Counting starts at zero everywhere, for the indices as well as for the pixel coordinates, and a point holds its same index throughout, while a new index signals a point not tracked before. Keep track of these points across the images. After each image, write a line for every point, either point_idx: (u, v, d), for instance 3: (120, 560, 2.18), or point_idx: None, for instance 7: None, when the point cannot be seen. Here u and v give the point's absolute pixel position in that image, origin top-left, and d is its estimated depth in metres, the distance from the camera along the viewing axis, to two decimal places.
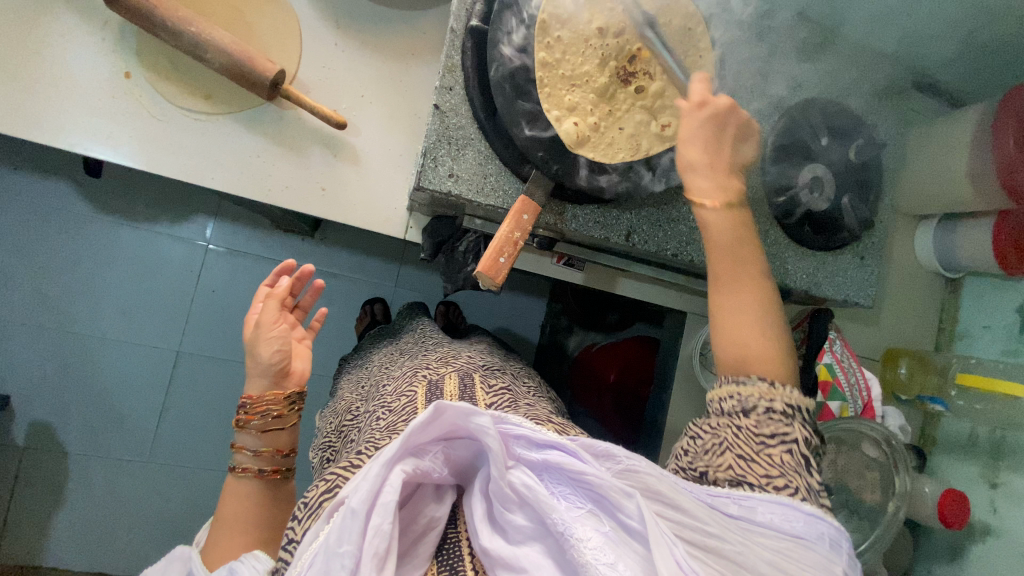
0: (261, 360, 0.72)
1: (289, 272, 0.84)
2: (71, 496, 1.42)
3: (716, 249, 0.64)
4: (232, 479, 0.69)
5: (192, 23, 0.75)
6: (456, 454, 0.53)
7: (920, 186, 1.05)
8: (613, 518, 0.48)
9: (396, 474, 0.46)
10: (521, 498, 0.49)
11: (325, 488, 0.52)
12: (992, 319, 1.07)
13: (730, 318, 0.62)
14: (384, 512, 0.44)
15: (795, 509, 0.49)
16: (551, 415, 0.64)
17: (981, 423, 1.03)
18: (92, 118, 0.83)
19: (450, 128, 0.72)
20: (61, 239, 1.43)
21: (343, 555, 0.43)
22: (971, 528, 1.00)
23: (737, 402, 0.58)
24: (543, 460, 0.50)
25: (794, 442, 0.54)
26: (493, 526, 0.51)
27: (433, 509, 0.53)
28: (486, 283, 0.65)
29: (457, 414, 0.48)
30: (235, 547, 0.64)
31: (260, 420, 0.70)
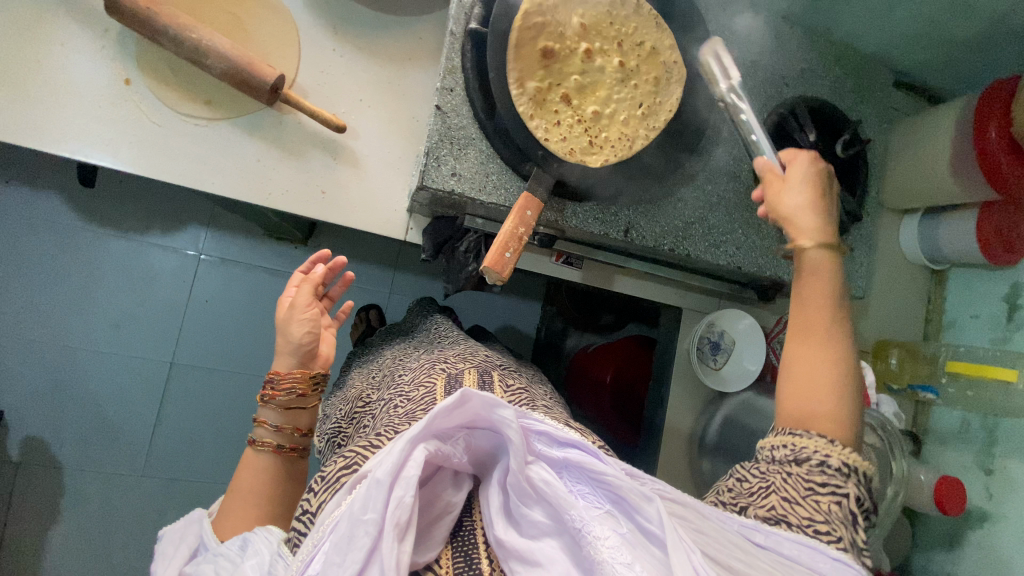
0: (292, 338, 0.73)
1: (323, 261, 0.84)
2: (63, 514, 1.38)
3: (801, 292, 0.62)
4: (251, 451, 0.68)
5: (191, 29, 0.76)
6: (477, 445, 0.54)
7: (902, 181, 1.08)
8: (630, 521, 0.50)
9: (419, 452, 0.48)
10: (540, 494, 0.50)
11: (345, 464, 0.52)
12: (979, 309, 1.11)
13: (797, 377, 0.59)
14: (407, 486, 0.45)
15: (824, 553, 0.48)
16: (568, 419, 0.66)
17: (973, 411, 1.05)
18: (90, 124, 0.83)
19: (451, 128, 0.73)
20: (52, 252, 1.41)
21: (367, 522, 0.43)
22: (968, 514, 1.03)
23: (787, 447, 0.56)
24: (563, 458, 0.53)
25: (844, 497, 0.52)
26: (509, 520, 0.52)
27: (451, 494, 0.54)
28: (492, 277, 0.66)
29: (483, 404, 0.50)
30: (245, 521, 0.62)
31: (285, 397, 0.70)
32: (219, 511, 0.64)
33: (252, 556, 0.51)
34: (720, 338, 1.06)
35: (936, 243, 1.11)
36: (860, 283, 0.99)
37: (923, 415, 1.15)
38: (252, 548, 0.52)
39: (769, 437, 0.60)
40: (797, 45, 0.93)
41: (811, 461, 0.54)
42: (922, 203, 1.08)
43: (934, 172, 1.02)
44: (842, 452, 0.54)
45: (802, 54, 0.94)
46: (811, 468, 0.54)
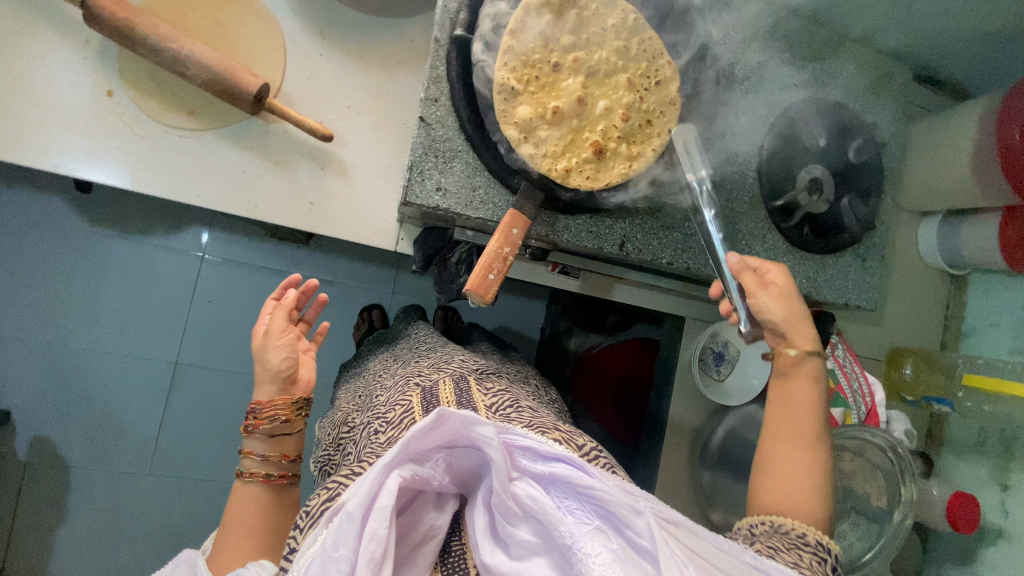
0: (270, 366, 0.72)
1: (294, 285, 0.83)
2: (73, 511, 1.41)
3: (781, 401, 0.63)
4: (240, 485, 0.68)
5: (171, 39, 0.74)
6: (459, 463, 0.51)
7: (922, 185, 1.03)
8: (620, 536, 0.47)
9: (394, 479, 0.46)
10: (525, 511, 0.48)
11: (328, 495, 0.50)
12: (1000, 317, 1.06)
13: (779, 473, 0.59)
14: (381, 517, 0.43)
15: None
16: (556, 421, 0.61)
17: (990, 424, 1.01)
18: (75, 135, 0.81)
19: (436, 140, 0.71)
20: (56, 254, 1.42)
21: (339, 559, 0.42)
22: (982, 530, 0.99)
23: (768, 524, 0.56)
24: (549, 473, 0.49)
25: (822, 560, 0.53)
26: (495, 541, 0.50)
27: (433, 517, 0.51)
28: (476, 299, 0.63)
29: (460, 422, 0.47)
30: (239, 556, 0.62)
31: (269, 425, 0.69)
32: (213, 548, 0.64)
33: None
34: (723, 349, 1.02)
35: (955, 247, 1.06)
36: (872, 294, 0.94)
37: (939, 426, 1.11)
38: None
39: (746, 519, 0.59)
40: (807, 42, 0.89)
41: (790, 535, 0.55)
42: (943, 205, 1.03)
43: (954, 176, 0.96)
44: (817, 533, 0.55)
45: (813, 52, 0.89)
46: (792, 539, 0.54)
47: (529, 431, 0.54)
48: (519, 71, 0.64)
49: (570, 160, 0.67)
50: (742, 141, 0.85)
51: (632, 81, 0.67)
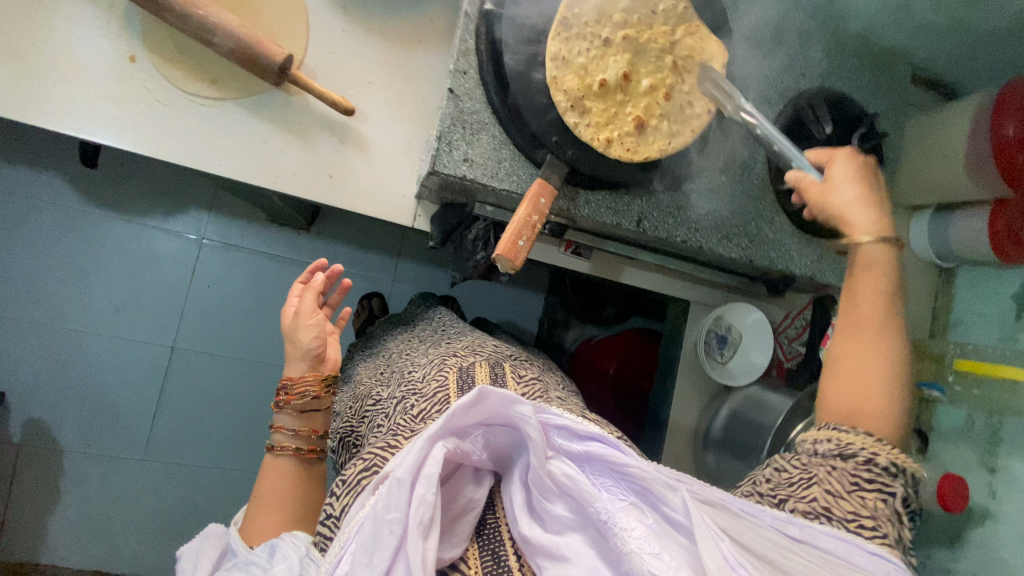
0: (301, 344, 0.73)
1: (320, 269, 0.84)
2: (65, 495, 1.38)
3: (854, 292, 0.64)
4: (269, 458, 0.68)
5: (198, 5, 0.74)
6: (497, 441, 0.53)
7: (915, 178, 1.08)
8: (656, 511, 0.49)
9: (439, 449, 0.47)
10: (561, 488, 0.49)
11: (364, 467, 0.51)
12: (986, 307, 1.11)
13: (856, 359, 0.61)
14: (428, 483, 0.44)
15: (859, 548, 0.48)
16: (584, 411, 0.64)
17: (978, 409, 1.05)
18: (94, 102, 0.81)
19: (464, 112, 0.72)
20: (52, 232, 1.39)
21: (390, 521, 0.43)
22: (970, 511, 1.03)
23: (833, 441, 0.57)
24: (585, 451, 0.51)
25: (889, 496, 0.53)
26: (532, 516, 0.50)
27: (472, 490, 0.53)
28: (504, 265, 0.64)
29: (500, 400, 0.49)
30: (272, 525, 0.62)
31: (299, 401, 0.71)
32: (244, 519, 0.63)
33: (280, 562, 0.50)
34: (727, 333, 1.05)
35: (943, 240, 1.10)
36: None
37: (927, 412, 1.15)
38: (281, 554, 0.51)
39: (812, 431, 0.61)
40: (814, 35, 0.92)
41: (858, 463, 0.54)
42: (934, 199, 1.07)
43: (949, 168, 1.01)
44: (886, 445, 0.56)
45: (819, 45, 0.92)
46: (859, 469, 0.54)
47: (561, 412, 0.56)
48: (568, 44, 0.66)
49: (612, 131, 0.69)
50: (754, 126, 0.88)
51: (675, 65, 0.71)
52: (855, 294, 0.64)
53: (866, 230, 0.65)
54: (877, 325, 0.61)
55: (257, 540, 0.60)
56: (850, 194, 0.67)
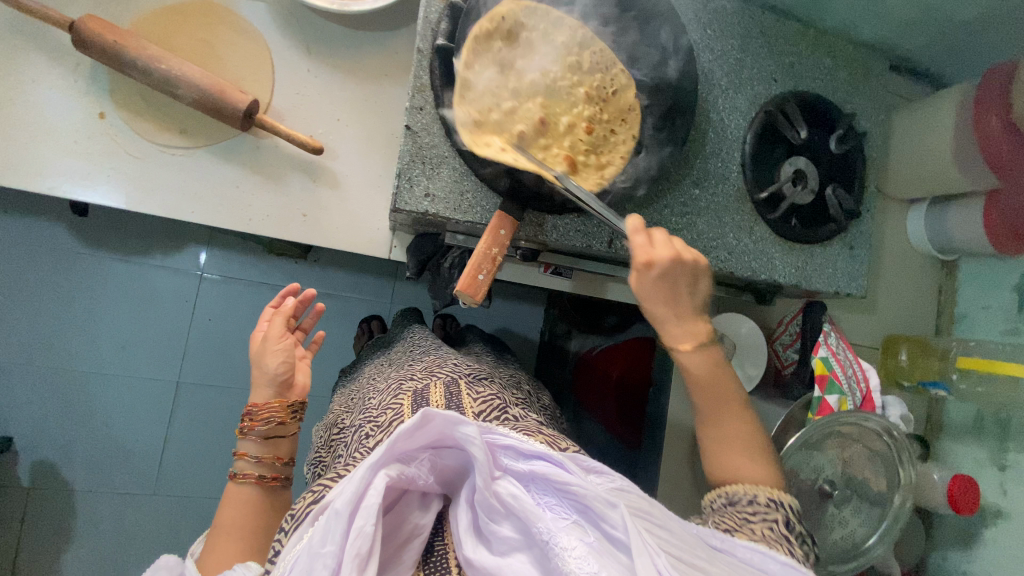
0: (267, 370, 0.73)
1: (293, 294, 0.85)
2: (78, 534, 1.41)
3: (696, 382, 0.63)
4: (233, 485, 0.68)
5: (160, 60, 0.76)
6: (445, 463, 0.53)
7: (904, 173, 1.05)
8: (597, 529, 0.48)
9: (381, 478, 0.47)
10: (507, 508, 0.49)
11: (313, 498, 0.51)
12: (989, 299, 1.06)
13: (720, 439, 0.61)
14: (368, 515, 0.44)
15: (772, 558, 0.48)
16: (540, 424, 0.62)
17: (986, 405, 1.01)
18: (67, 159, 0.83)
19: (422, 147, 0.72)
20: (55, 277, 1.43)
21: (325, 555, 0.43)
22: (983, 512, 0.99)
23: (723, 497, 0.58)
24: (529, 470, 0.51)
25: (775, 521, 0.53)
26: (478, 538, 0.50)
27: (419, 516, 0.52)
28: (466, 300, 0.64)
29: (445, 422, 0.49)
30: (231, 554, 0.62)
31: (264, 427, 0.70)
32: (202, 550, 0.63)
33: None
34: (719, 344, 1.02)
35: (942, 231, 1.07)
36: (861, 282, 0.94)
37: (936, 411, 1.11)
38: None
39: (708, 495, 0.61)
40: (785, 37, 0.90)
41: (740, 501, 0.56)
42: (927, 192, 1.04)
43: (936, 161, 0.98)
44: (766, 491, 0.56)
45: (790, 47, 0.91)
46: (745, 509, 0.55)
47: (511, 431, 0.56)
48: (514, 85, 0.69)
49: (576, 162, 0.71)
50: (725, 136, 0.86)
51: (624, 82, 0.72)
52: (682, 368, 0.63)
53: (675, 323, 0.63)
54: (726, 395, 0.62)
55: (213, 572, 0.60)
56: (653, 281, 0.61)
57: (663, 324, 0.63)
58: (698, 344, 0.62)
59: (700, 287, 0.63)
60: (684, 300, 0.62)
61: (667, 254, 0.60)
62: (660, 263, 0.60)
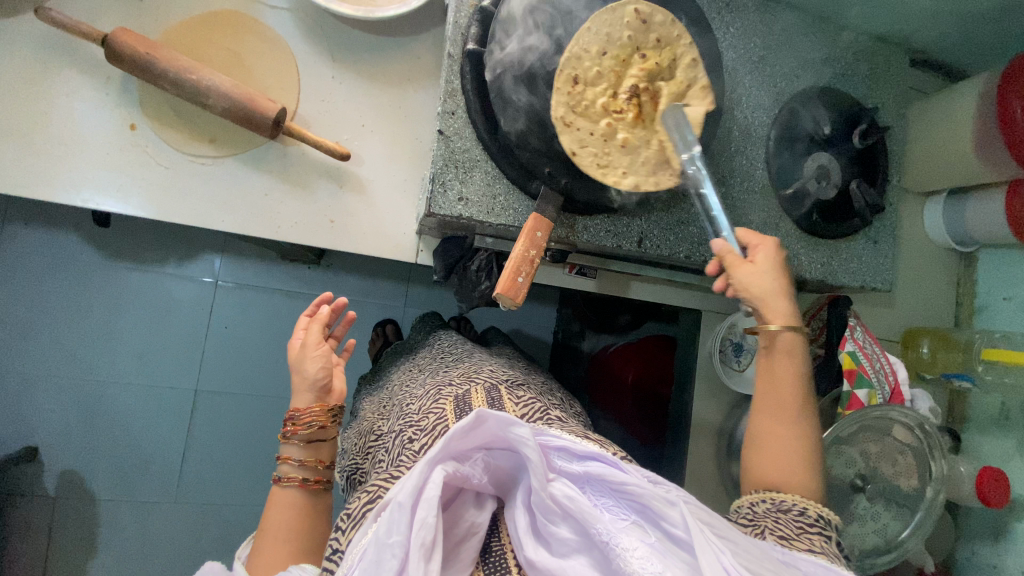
0: (307, 376, 0.74)
1: (326, 302, 0.85)
2: (103, 544, 1.41)
3: (775, 376, 0.67)
4: (276, 489, 0.68)
5: (192, 71, 0.77)
6: (497, 464, 0.53)
7: (925, 166, 1.05)
8: (657, 529, 0.48)
9: (438, 472, 0.47)
10: (564, 510, 0.49)
11: (369, 498, 0.52)
12: (1011, 290, 1.07)
13: (773, 437, 0.65)
14: (429, 506, 0.45)
15: (840, 569, 0.48)
16: (584, 429, 0.62)
17: (1012, 397, 1.01)
18: (102, 171, 0.84)
19: (455, 152, 0.72)
20: (74, 288, 1.44)
21: (392, 545, 0.43)
22: (1013, 503, 0.99)
23: (770, 502, 0.61)
24: (584, 471, 0.51)
25: (829, 538, 0.58)
26: (538, 539, 0.50)
27: (474, 515, 0.53)
28: (506, 303, 0.65)
29: (498, 423, 0.49)
30: (277, 561, 0.63)
31: (306, 431, 0.71)
32: (251, 556, 0.64)
33: None
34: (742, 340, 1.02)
35: (962, 223, 1.07)
36: (886, 276, 0.95)
37: (960, 403, 1.11)
38: None
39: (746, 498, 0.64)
40: (805, 32, 0.91)
41: (792, 510, 0.60)
42: (949, 184, 1.04)
43: (957, 153, 0.98)
44: (817, 507, 0.60)
45: (810, 43, 0.91)
46: (797, 517, 0.59)
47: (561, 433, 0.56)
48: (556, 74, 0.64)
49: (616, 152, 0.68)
50: (749, 135, 0.87)
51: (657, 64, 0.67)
52: (773, 355, 0.67)
53: (779, 298, 0.68)
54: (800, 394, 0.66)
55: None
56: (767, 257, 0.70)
57: (768, 303, 0.68)
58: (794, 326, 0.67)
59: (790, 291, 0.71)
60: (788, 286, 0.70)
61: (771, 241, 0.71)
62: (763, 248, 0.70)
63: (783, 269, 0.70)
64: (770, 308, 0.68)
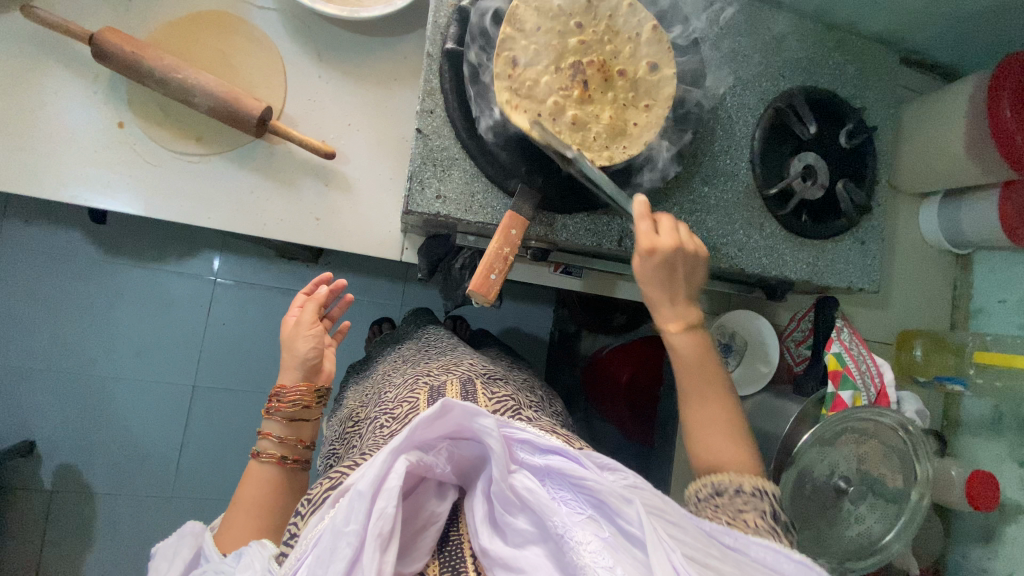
0: (297, 353, 0.75)
1: (325, 283, 0.86)
2: (99, 537, 1.44)
3: (680, 361, 0.65)
4: (254, 464, 0.69)
5: (176, 69, 0.78)
6: (462, 454, 0.54)
7: (917, 166, 1.04)
8: (612, 524, 0.49)
9: (401, 462, 0.47)
10: (522, 502, 0.49)
11: (331, 484, 0.53)
12: (1006, 293, 1.06)
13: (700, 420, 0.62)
14: (389, 497, 0.45)
15: (789, 558, 0.47)
16: (553, 425, 0.63)
17: (1004, 401, 1.00)
18: (90, 167, 0.85)
19: (433, 150, 0.73)
20: (74, 284, 1.46)
21: (349, 534, 0.44)
22: (1003, 508, 0.98)
23: (708, 487, 0.57)
24: (546, 465, 0.51)
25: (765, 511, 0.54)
26: (493, 528, 0.51)
27: (435, 505, 0.53)
28: (479, 299, 0.65)
29: (464, 413, 0.50)
30: (246, 533, 0.63)
31: (290, 409, 0.71)
32: (221, 525, 0.64)
33: (244, 569, 0.50)
34: (731, 340, 1.03)
35: (956, 224, 1.06)
36: (874, 277, 0.94)
37: (953, 407, 1.10)
38: (246, 560, 0.51)
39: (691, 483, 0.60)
40: (793, 31, 0.90)
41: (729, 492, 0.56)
42: (942, 185, 1.03)
43: (949, 152, 0.97)
44: (752, 480, 0.56)
45: (798, 42, 0.90)
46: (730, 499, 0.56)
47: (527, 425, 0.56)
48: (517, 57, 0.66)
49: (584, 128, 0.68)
50: (735, 134, 0.86)
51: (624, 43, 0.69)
52: (667, 348, 0.66)
53: (665, 304, 0.66)
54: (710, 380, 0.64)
55: (228, 546, 0.61)
56: (654, 267, 0.64)
57: (654, 306, 0.66)
58: (686, 326, 0.65)
59: (697, 273, 0.67)
60: (682, 284, 0.66)
61: (668, 241, 0.64)
62: (663, 251, 0.63)
63: (676, 271, 0.65)
64: (653, 310, 0.66)
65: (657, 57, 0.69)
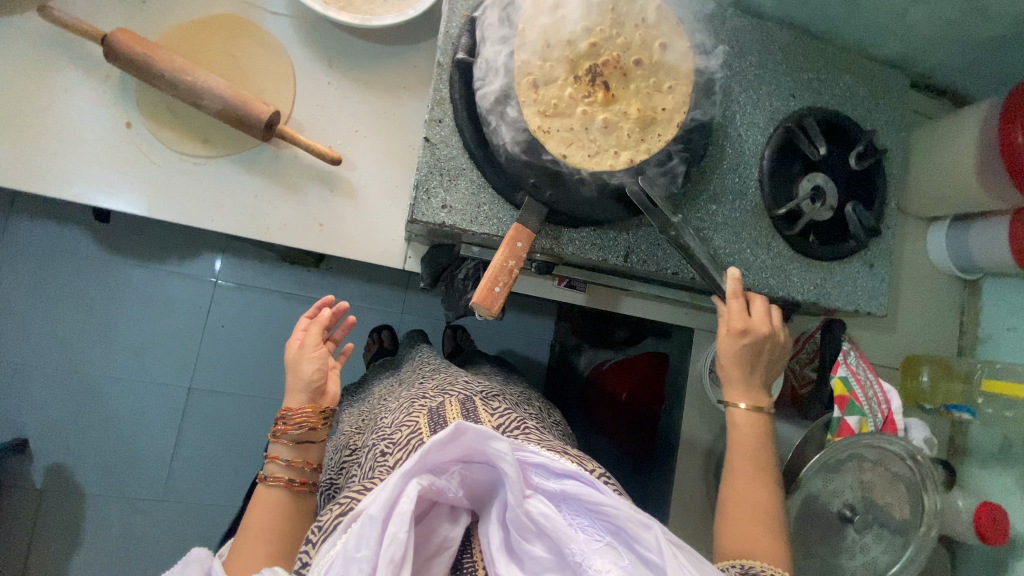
0: (303, 375, 0.73)
1: (328, 305, 0.85)
2: (87, 539, 1.41)
3: None
4: (261, 488, 0.68)
5: (187, 72, 0.78)
6: (474, 478, 0.52)
7: (925, 190, 1.03)
8: (631, 551, 0.48)
9: (413, 487, 0.46)
10: (539, 528, 0.48)
11: (341, 510, 0.51)
12: (1016, 321, 1.04)
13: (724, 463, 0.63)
14: (401, 522, 0.44)
15: None
16: (562, 444, 0.60)
17: (1013, 431, 0.98)
18: (96, 167, 0.85)
19: (440, 159, 0.73)
20: (75, 282, 1.46)
21: (361, 559, 0.43)
22: (1011, 542, 0.95)
23: None
24: (561, 490, 0.50)
25: None
26: (510, 555, 0.49)
27: (448, 529, 0.52)
28: (482, 312, 0.64)
29: (477, 436, 0.48)
30: (256, 560, 0.62)
31: (296, 432, 0.70)
32: (230, 552, 0.63)
33: None
34: None
35: (965, 250, 1.05)
36: (882, 300, 0.93)
37: (960, 436, 1.08)
38: None
39: None
40: (803, 51, 0.90)
41: None
42: (952, 210, 1.02)
43: (959, 175, 0.96)
44: None
45: (809, 62, 0.90)
46: None
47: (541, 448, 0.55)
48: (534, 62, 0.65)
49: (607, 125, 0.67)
50: (743, 152, 0.86)
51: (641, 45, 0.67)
52: None
53: None
54: None
55: (237, 573, 0.61)
56: None
57: None
58: None
59: None
60: None
61: (713, 293, 0.65)
62: None
63: None
64: None
65: (656, 64, 0.68)
